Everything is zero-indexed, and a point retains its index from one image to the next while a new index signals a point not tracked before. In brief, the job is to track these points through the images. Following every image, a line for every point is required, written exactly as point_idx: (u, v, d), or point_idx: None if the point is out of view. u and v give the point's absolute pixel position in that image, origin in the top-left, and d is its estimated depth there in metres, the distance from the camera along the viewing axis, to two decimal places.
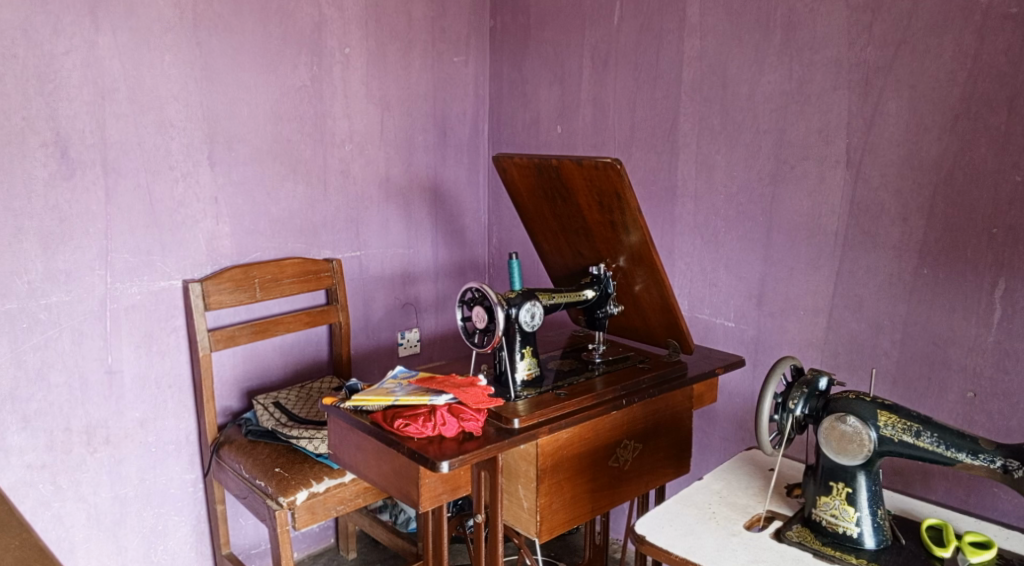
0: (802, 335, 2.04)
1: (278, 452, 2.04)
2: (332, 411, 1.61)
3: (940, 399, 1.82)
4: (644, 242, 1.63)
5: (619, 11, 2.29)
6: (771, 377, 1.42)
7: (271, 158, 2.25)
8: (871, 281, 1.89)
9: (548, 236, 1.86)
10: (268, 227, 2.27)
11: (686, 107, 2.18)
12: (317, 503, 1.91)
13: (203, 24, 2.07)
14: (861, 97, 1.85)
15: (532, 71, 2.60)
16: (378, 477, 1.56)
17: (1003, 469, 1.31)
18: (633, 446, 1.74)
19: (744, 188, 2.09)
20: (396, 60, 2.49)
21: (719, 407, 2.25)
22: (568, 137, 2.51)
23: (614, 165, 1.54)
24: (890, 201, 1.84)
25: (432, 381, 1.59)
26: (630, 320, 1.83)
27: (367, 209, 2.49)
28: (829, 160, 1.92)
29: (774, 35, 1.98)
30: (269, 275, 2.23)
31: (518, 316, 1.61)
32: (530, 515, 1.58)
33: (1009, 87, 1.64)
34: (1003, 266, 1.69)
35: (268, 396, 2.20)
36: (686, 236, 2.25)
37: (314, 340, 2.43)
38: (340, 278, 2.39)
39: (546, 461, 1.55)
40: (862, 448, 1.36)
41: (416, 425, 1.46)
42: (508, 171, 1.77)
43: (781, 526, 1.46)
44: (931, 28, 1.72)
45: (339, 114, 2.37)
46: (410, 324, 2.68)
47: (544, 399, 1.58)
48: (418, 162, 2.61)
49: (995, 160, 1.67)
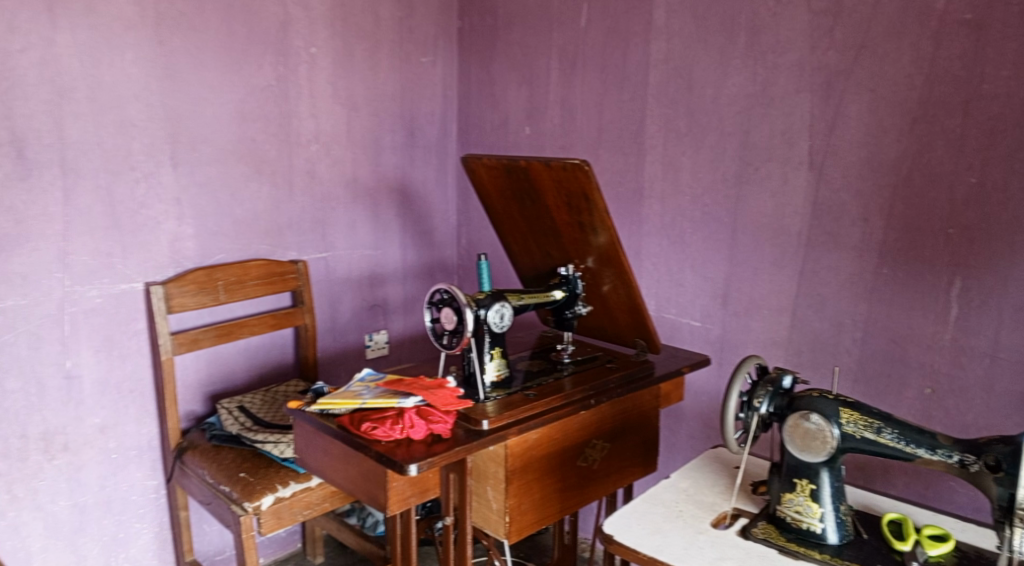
0: (766, 334, 2.07)
1: (242, 457, 2.01)
2: (298, 415, 1.59)
3: (900, 395, 1.86)
4: (611, 243, 1.65)
5: (586, 13, 2.30)
6: (736, 376, 1.44)
7: (235, 159, 2.22)
8: (833, 281, 1.92)
9: (517, 237, 1.86)
10: (232, 228, 2.24)
11: (653, 109, 2.20)
12: (283, 508, 1.88)
13: (165, 23, 2.03)
14: (823, 100, 1.88)
15: (499, 73, 2.60)
16: (345, 481, 1.54)
17: (960, 464, 1.33)
18: (601, 446, 1.75)
19: (710, 189, 2.12)
20: (363, 61, 2.47)
21: (686, 406, 2.27)
22: (536, 138, 2.51)
23: (582, 166, 1.54)
24: (851, 201, 1.87)
25: (399, 383, 1.58)
26: (598, 320, 1.84)
27: (333, 210, 2.47)
28: (793, 161, 1.95)
29: (738, 38, 2.00)
30: (233, 278, 2.20)
31: (487, 317, 1.60)
32: (499, 517, 1.58)
33: (964, 90, 1.68)
34: (959, 265, 1.73)
35: (233, 401, 2.17)
36: (653, 237, 2.26)
37: (280, 343, 2.40)
38: (306, 280, 2.36)
39: (515, 462, 1.55)
40: (824, 445, 1.39)
41: (383, 429, 1.45)
42: (476, 171, 1.77)
43: (746, 523, 1.48)
44: (889, 33, 1.76)
45: (305, 114, 2.35)
46: (378, 326, 2.66)
47: (512, 400, 1.58)
48: (385, 163, 2.59)
49: (952, 162, 1.72)
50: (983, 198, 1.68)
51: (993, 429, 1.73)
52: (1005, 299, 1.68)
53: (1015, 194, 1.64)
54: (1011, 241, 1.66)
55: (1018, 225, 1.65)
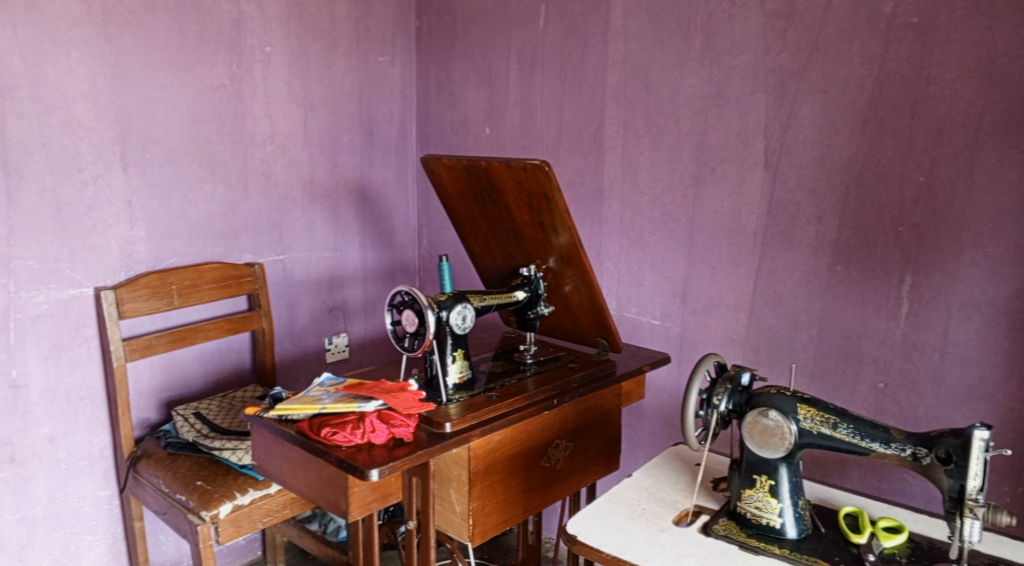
0: (724, 331, 2.09)
1: (199, 464, 1.97)
2: (255, 421, 1.56)
3: (854, 390, 1.90)
4: (572, 244, 1.65)
5: (544, 14, 2.31)
6: (695, 374, 1.45)
7: (188, 160, 2.16)
8: (789, 279, 1.95)
9: (478, 238, 1.85)
10: (186, 230, 2.19)
11: (612, 109, 2.21)
12: (241, 516, 1.84)
13: (112, 20, 1.97)
14: (777, 101, 1.91)
15: (458, 72, 2.58)
16: (304, 488, 1.52)
17: (913, 456, 1.36)
18: (564, 446, 1.75)
19: (668, 189, 2.13)
20: (319, 60, 2.44)
21: (647, 404, 2.29)
22: (496, 138, 2.51)
23: (542, 167, 1.54)
24: (806, 201, 1.90)
25: (360, 387, 1.56)
26: (560, 320, 1.84)
27: (290, 211, 2.43)
28: (748, 161, 1.98)
29: (694, 40, 2.02)
30: (187, 282, 2.15)
31: (449, 319, 1.59)
32: (462, 519, 1.57)
33: (912, 92, 1.72)
34: (910, 263, 1.77)
35: (188, 407, 2.12)
36: (613, 237, 2.27)
37: (236, 347, 2.35)
38: (262, 283, 2.32)
39: (478, 464, 1.55)
40: (783, 441, 1.41)
41: (344, 434, 1.43)
42: (436, 172, 1.75)
43: (707, 520, 1.50)
44: (840, 35, 1.79)
45: (260, 113, 2.30)
46: (338, 329, 2.63)
47: (475, 402, 1.57)
48: (343, 163, 2.56)
49: (901, 161, 1.76)
50: (931, 197, 1.73)
51: (944, 422, 1.78)
52: (953, 295, 1.73)
53: (962, 192, 1.69)
54: (958, 238, 1.71)
55: (964, 223, 1.70)
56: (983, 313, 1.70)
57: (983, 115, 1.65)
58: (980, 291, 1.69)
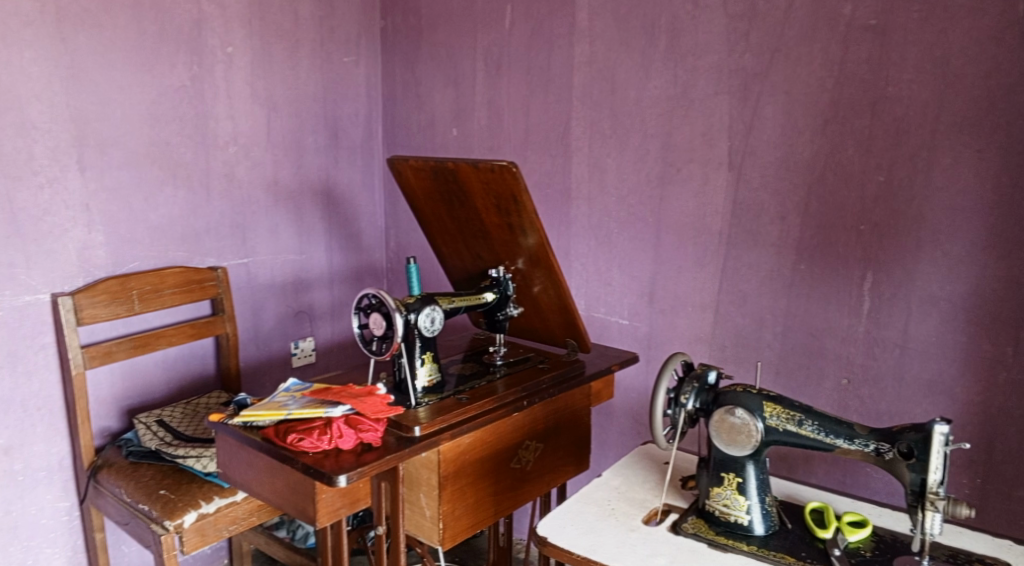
0: (691, 330, 2.11)
1: (162, 473, 1.93)
2: (219, 428, 1.54)
3: (819, 387, 1.93)
4: (541, 245, 1.65)
5: (510, 15, 2.30)
6: (663, 373, 1.45)
7: (148, 162, 2.12)
8: (754, 278, 1.98)
9: (446, 239, 1.84)
10: (146, 234, 2.15)
11: (578, 111, 2.22)
12: (206, 525, 1.81)
13: (67, 20, 1.92)
14: (741, 102, 1.93)
15: (424, 73, 2.57)
16: (271, 495, 1.50)
17: (876, 452, 1.38)
18: (534, 447, 1.75)
19: (635, 190, 2.14)
20: (282, 60, 2.41)
21: (616, 404, 2.30)
22: (463, 139, 2.49)
23: (509, 168, 1.54)
24: (769, 201, 1.93)
25: (327, 392, 1.55)
26: (530, 321, 1.84)
27: (253, 214, 2.39)
28: (712, 162, 2.00)
29: (659, 41, 2.03)
30: (148, 286, 2.11)
31: (417, 321, 1.58)
32: (432, 524, 1.55)
33: (871, 92, 1.75)
34: (871, 261, 1.80)
35: (151, 415, 2.08)
36: (581, 238, 2.28)
37: (199, 353, 2.31)
38: (226, 288, 2.28)
39: (448, 467, 1.54)
40: (749, 439, 1.43)
41: (310, 440, 1.41)
42: (403, 173, 1.74)
43: (677, 519, 1.50)
44: (801, 37, 1.82)
45: (222, 115, 2.27)
46: (304, 333, 2.60)
47: (444, 405, 1.56)
48: (308, 165, 2.53)
49: (862, 161, 1.79)
50: (891, 196, 1.76)
51: (905, 416, 1.82)
52: (912, 292, 1.76)
53: (920, 191, 1.72)
54: (917, 236, 1.74)
55: (923, 221, 1.73)
56: (941, 310, 1.73)
57: (939, 116, 1.68)
58: (938, 288, 1.73)
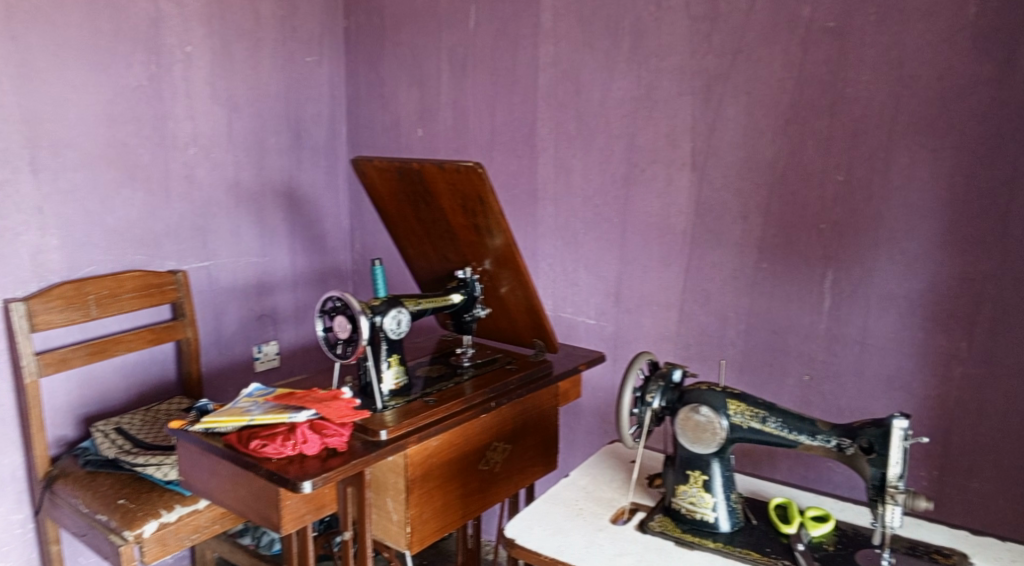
0: (656, 329, 2.12)
1: (122, 482, 1.89)
2: (180, 435, 1.51)
3: (782, 383, 1.95)
4: (507, 246, 1.65)
5: (474, 15, 2.30)
6: (629, 372, 1.46)
7: (104, 164, 2.07)
8: (717, 277, 2.00)
9: (413, 241, 1.83)
10: (103, 238, 2.10)
11: (543, 112, 2.22)
12: (167, 534, 1.77)
13: (17, 18, 1.87)
14: (703, 103, 1.95)
15: (389, 73, 2.54)
16: (234, 502, 1.47)
17: (837, 447, 1.40)
18: (502, 448, 1.75)
19: (600, 191, 2.15)
20: (243, 60, 2.37)
21: (584, 403, 2.30)
22: (429, 140, 2.48)
23: (475, 169, 1.54)
24: (731, 200, 1.95)
25: (291, 397, 1.52)
26: (497, 322, 1.84)
27: (214, 216, 2.35)
28: (676, 163, 2.01)
29: (622, 42, 2.04)
30: (105, 291, 2.06)
31: (383, 324, 1.57)
32: (400, 528, 1.54)
33: (830, 94, 1.78)
34: (831, 259, 1.83)
35: (109, 422, 2.03)
36: (548, 238, 2.28)
37: (160, 358, 2.27)
38: (186, 292, 2.23)
39: (416, 471, 1.53)
40: (714, 437, 1.44)
41: (274, 445, 1.39)
42: (368, 174, 1.73)
43: (644, 517, 1.51)
44: (761, 39, 1.84)
45: (181, 115, 2.23)
46: (267, 336, 2.56)
47: (411, 408, 1.55)
48: (270, 166, 2.50)
49: (822, 161, 1.81)
50: (850, 195, 1.79)
51: (865, 411, 1.85)
52: (871, 290, 1.80)
53: (877, 191, 1.76)
54: (875, 235, 1.78)
55: (880, 220, 1.76)
56: (899, 306, 1.77)
57: (895, 117, 1.72)
58: (896, 285, 1.76)
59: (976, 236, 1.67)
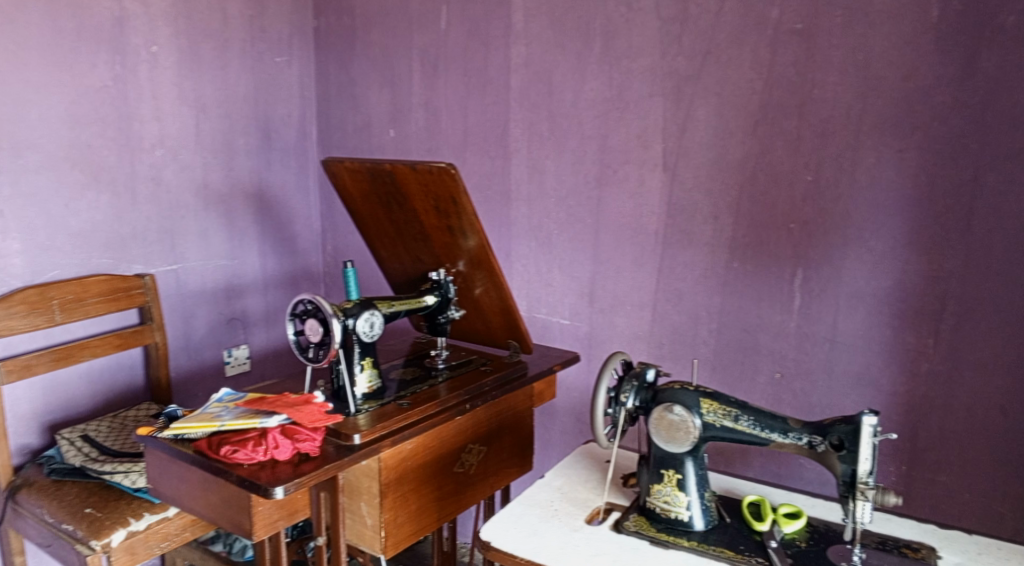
0: (629, 329, 2.13)
1: (89, 491, 1.86)
2: (148, 442, 1.48)
3: (753, 381, 1.97)
4: (481, 247, 1.64)
5: (445, 16, 2.29)
6: (604, 372, 1.46)
7: (68, 166, 2.03)
8: (689, 276, 2.01)
9: (385, 243, 1.81)
10: (67, 241, 2.05)
11: (516, 112, 2.21)
12: (137, 543, 1.74)
13: None
14: (674, 104, 1.96)
15: (359, 73, 2.52)
16: (204, 509, 1.45)
17: (809, 445, 1.42)
18: (477, 450, 1.74)
19: (573, 191, 2.15)
20: (211, 60, 2.34)
21: (558, 403, 2.30)
22: (401, 141, 2.47)
23: (448, 169, 1.53)
24: (702, 200, 1.96)
25: (262, 402, 1.51)
26: (471, 323, 1.83)
27: (182, 218, 2.31)
28: (648, 163, 2.02)
29: (594, 44, 2.05)
30: (70, 296, 2.02)
31: (355, 326, 1.55)
32: (374, 532, 1.53)
33: (798, 94, 1.80)
34: (801, 258, 1.86)
35: (74, 430, 1.98)
36: (522, 239, 2.28)
37: (127, 364, 2.23)
38: (154, 296, 2.20)
39: (390, 474, 1.51)
40: (688, 435, 1.45)
41: (245, 451, 1.37)
42: (339, 176, 1.71)
43: (619, 517, 1.51)
44: (730, 40, 1.86)
45: (147, 116, 2.19)
46: (237, 340, 2.53)
47: (385, 411, 1.54)
48: (239, 167, 2.46)
49: (791, 161, 1.83)
50: (818, 195, 1.81)
51: (835, 408, 1.87)
52: (840, 288, 1.82)
53: (845, 190, 1.78)
54: (843, 234, 1.80)
55: (848, 219, 1.79)
56: (867, 304, 1.79)
57: (862, 117, 1.74)
58: (864, 284, 1.79)
59: (940, 234, 1.69)
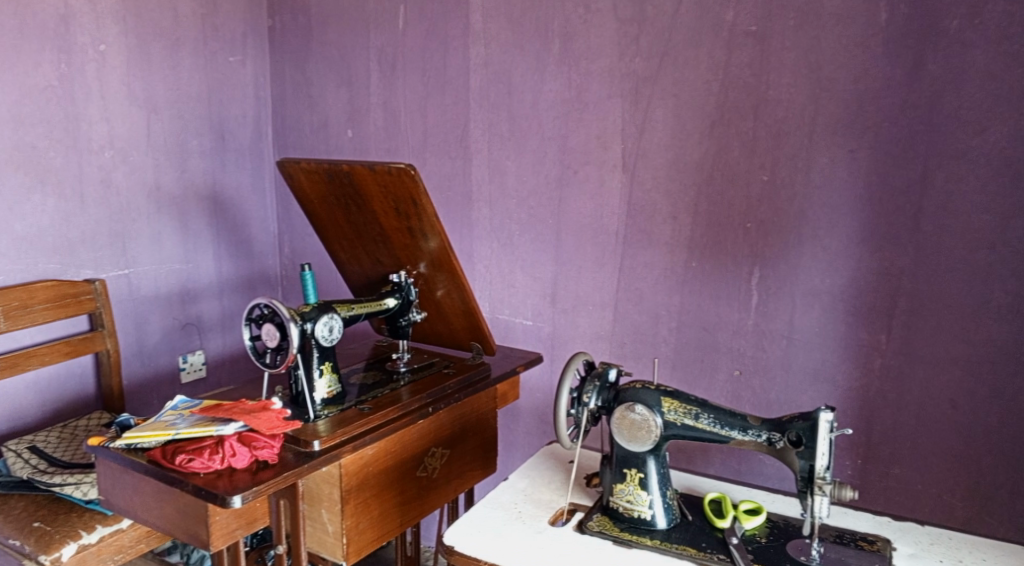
0: (591, 329, 2.14)
1: (36, 504, 1.80)
2: (99, 453, 1.44)
3: (712, 379, 1.99)
4: (442, 248, 1.63)
5: (403, 16, 2.27)
6: (566, 373, 1.46)
7: (11, 168, 1.97)
8: (649, 275, 2.02)
9: (344, 245, 1.79)
10: (12, 246, 1.99)
11: (475, 113, 2.20)
12: (89, 556, 1.68)
13: None
14: (632, 105, 1.97)
15: (316, 73, 2.49)
16: (159, 521, 1.41)
17: (768, 441, 1.43)
18: (440, 454, 1.73)
19: (534, 192, 2.15)
20: (161, 60, 2.29)
21: (521, 404, 2.30)
22: (360, 141, 2.44)
23: (408, 170, 1.51)
24: (661, 201, 1.97)
25: (219, 409, 1.47)
26: (433, 325, 1.82)
27: (133, 221, 2.26)
28: (607, 164, 2.03)
29: (552, 45, 2.05)
30: (15, 303, 1.95)
31: (314, 330, 1.53)
32: (336, 539, 1.50)
33: (753, 96, 1.82)
34: (757, 257, 1.88)
35: (22, 441, 1.92)
36: (483, 240, 2.27)
37: (77, 372, 2.16)
38: (105, 301, 2.14)
39: (351, 480, 1.49)
40: (649, 434, 1.45)
41: (201, 460, 1.34)
42: (296, 177, 1.68)
43: (583, 518, 1.51)
44: (686, 41, 1.87)
45: (95, 117, 2.13)
46: (193, 346, 2.47)
47: (345, 416, 1.52)
48: (192, 168, 2.42)
49: (747, 162, 1.86)
50: (774, 195, 1.84)
51: (792, 404, 1.90)
52: (796, 286, 1.85)
53: (800, 190, 1.81)
54: (799, 233, 1.82)
55: (804, 219, 1.81)
56: (822, 302, 1.82)
57: (816, 118, 1.77)
58: (819, 281, 1.82)
59: (892, 233, 1.73)
